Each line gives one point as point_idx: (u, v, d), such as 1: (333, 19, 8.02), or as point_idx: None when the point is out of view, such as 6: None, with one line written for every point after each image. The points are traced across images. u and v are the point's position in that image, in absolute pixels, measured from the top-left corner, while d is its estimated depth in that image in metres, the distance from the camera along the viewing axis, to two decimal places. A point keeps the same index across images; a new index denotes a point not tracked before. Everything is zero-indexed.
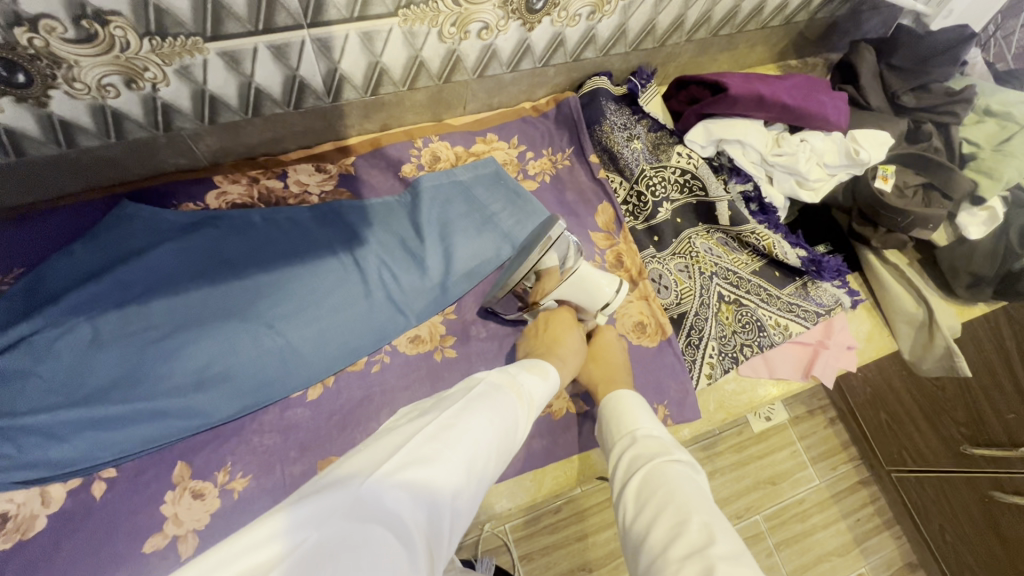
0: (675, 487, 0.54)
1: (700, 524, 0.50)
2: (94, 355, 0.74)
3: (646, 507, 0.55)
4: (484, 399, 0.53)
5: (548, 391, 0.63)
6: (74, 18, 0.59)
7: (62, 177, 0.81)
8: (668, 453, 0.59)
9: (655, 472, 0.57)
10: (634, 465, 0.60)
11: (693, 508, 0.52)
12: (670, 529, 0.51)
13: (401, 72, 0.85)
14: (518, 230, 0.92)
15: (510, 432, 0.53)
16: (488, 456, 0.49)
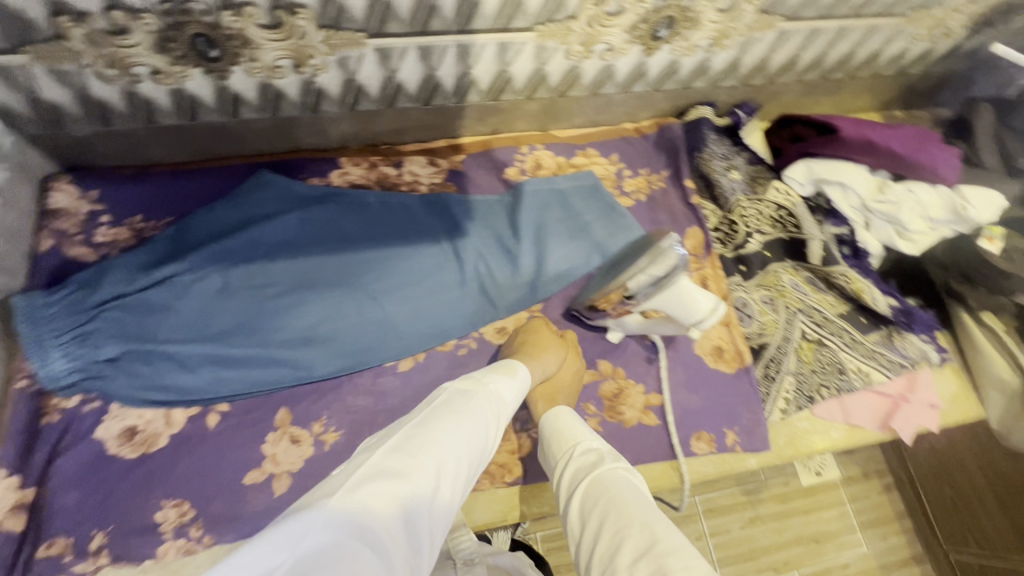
0: (617, 494, 0.59)
1: (642, 526, 0.54)
2: (223, 300, 0.84)
3: (591, 517, 0.59)
4: (449, 413, 0.58)
5: (513, 397, 0.68)
6: (272, 6, 0.69)
7: (217, 143, 0.91)
8: (607, 463, 0.64)
9: (600, 483, 0.61)
10: (578, 480, 0.64)
11: (636, 512, 0.56)
12: (615, 537, 0.55)
13: (524, 82, 0.91)
14: (611, 241, 0.96)
15: (478, 442, 0.59)
16: (456, 462, 0.54)
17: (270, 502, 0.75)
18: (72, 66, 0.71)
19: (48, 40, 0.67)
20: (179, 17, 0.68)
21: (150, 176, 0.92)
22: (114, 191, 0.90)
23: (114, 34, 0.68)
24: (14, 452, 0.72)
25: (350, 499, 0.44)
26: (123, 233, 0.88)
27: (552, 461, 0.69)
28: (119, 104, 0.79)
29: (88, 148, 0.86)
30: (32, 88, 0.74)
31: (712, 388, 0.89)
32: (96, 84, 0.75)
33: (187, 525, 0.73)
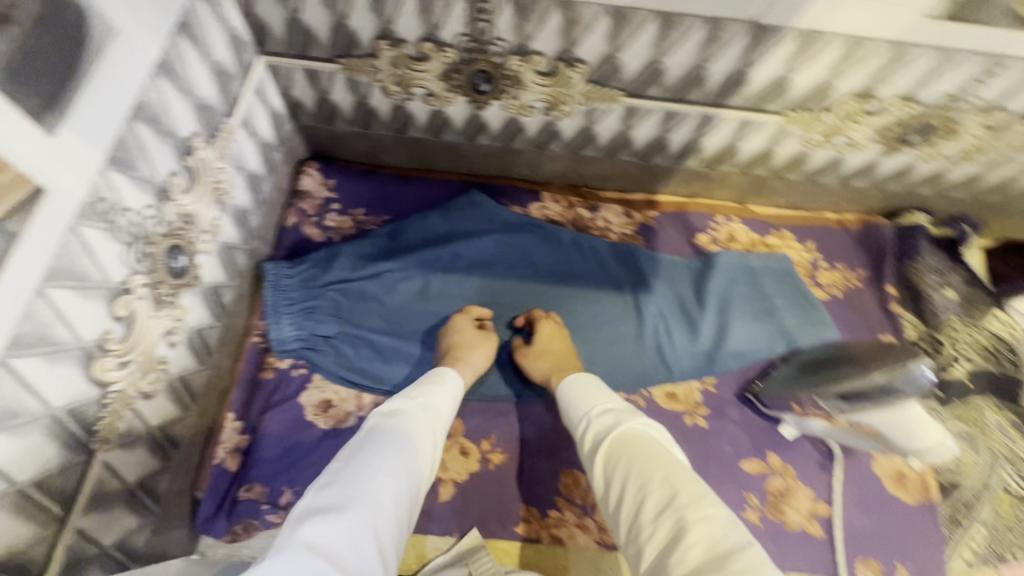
0: (639, 451, 0.58)
1: (662, 477, 0.54)
2: (421, 303, 0.91)
3: (614, 475, 0.58)
4: (376, 432, 0.59)
5: (444, 404, 0.69)
6: (556, 58, 0.74)
7: (443, 159, 0.99)
8: (625, 424, 0.63)
9: (620, 444, 0.60)
10: (601, 440, 0.63)
11: (655, 465, 0.56)
12: (637, 493, 0.55)
13: (747, 158, 0.91)
14: (798, 333, 0.92)
15: (427, 463, 0.58)
16: (394, 483, 0.54)
17: (433, 505, 0.79)
18: (366, 78, 0.81)
19: (361, 56, 0.77)
20: (474, 55, 0.75)
21: (378, 176, 1.01)
22: (347, 183, 1.00)
23: (414, 60, 0.76)
24: (240, 400, 0.81)
25: (295, 548, 0.44)
26: (348, 222, 0.97)
27: (575, 425, 0.69)
28: (385, 113, 0.88)
29: (339, 143, 0.97)
30: (326, 90, 0.84)
31: (889, 515, 0.82)
32: (376, 95, 0.84)
33: None
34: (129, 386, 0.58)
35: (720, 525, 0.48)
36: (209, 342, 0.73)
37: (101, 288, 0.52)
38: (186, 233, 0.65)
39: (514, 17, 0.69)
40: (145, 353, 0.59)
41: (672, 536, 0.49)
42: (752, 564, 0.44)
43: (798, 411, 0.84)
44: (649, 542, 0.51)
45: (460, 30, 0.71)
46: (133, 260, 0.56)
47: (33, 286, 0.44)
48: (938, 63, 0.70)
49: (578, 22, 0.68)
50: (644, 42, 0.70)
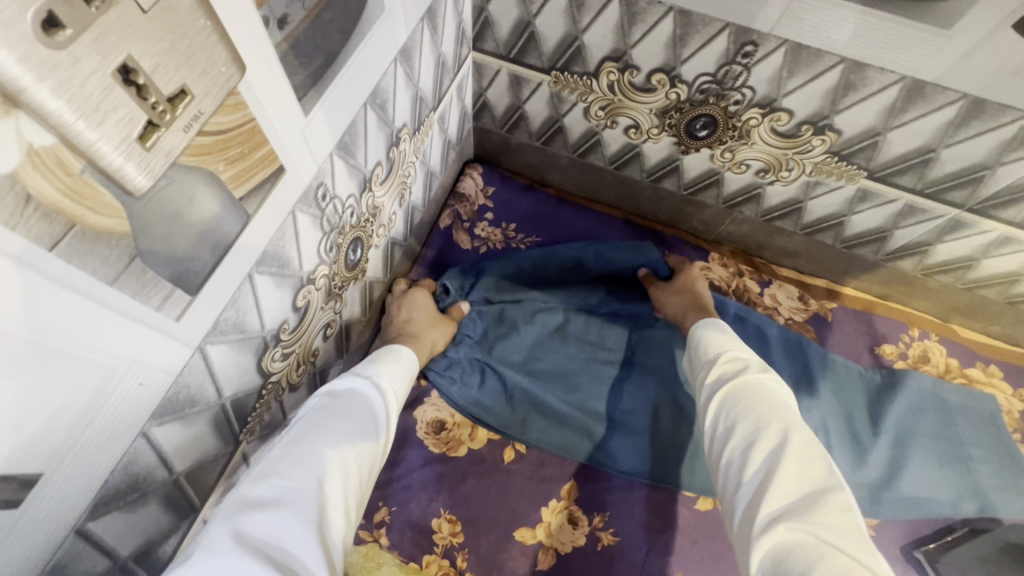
0: (766, 400, 0.51)
1: (779, 427, 0.48)
2: (555, 342, 0.84)
3: (722, 413, 0.52)
4: (341, 407, 0.50)
5: (404, 386, 0.59)
6: (804, 121, 0.63)
7: (612, 192, 0.91)
8: (754, 374, 0.54)
9: (742, 391, 0.52)
10: (715, 386, 0.55)
11: (775, 415, 0.49)
12: (745, 436, 0.48)
13: (982, 275, 0.76)
14: (997, 499, 0.75)
15: (370, 429, 0.50)
16: (346, 460, 0.45)
17: (530, 572, 0.71)
18: (573, 96, 0.74)
19: (579, 73, 0.70)
20: (708, 98, 0.66)
21: (538, 193, 0.95)
22: (505, 194, 0.94)
23: (637, 89, 0.68)
24: None
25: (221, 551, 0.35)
26: (497, 235, 0.92)
27: (699, 363, 0.60)
28: (574, 134, 0.81)
29: (510, 152, 0.92)
30: (522, 99, 0.79)
31: None
32: (574, 115, 0.77)
33: (454, 548, 0.71)
34: (284, 377, 0.54)
35: (825, 494, 0.43)
36: (350, 336, 0.69)
37: (295, 277, 0.48)
38: (369, 227, 0.60)
39: (780, 68, 0.59)
40: (305, 344, 0.55)
41: (769, 475, 0.45)
42: (847, 535, 0.39)
43: None
44: (740, 479, 0.47)
45: (706, 69, 0.62)
46: (325, 250, 0.52)
47: (246, 269, 0.40)
48: None
49: (858, 89, 0.57)
50: (929, 126, 0.58)
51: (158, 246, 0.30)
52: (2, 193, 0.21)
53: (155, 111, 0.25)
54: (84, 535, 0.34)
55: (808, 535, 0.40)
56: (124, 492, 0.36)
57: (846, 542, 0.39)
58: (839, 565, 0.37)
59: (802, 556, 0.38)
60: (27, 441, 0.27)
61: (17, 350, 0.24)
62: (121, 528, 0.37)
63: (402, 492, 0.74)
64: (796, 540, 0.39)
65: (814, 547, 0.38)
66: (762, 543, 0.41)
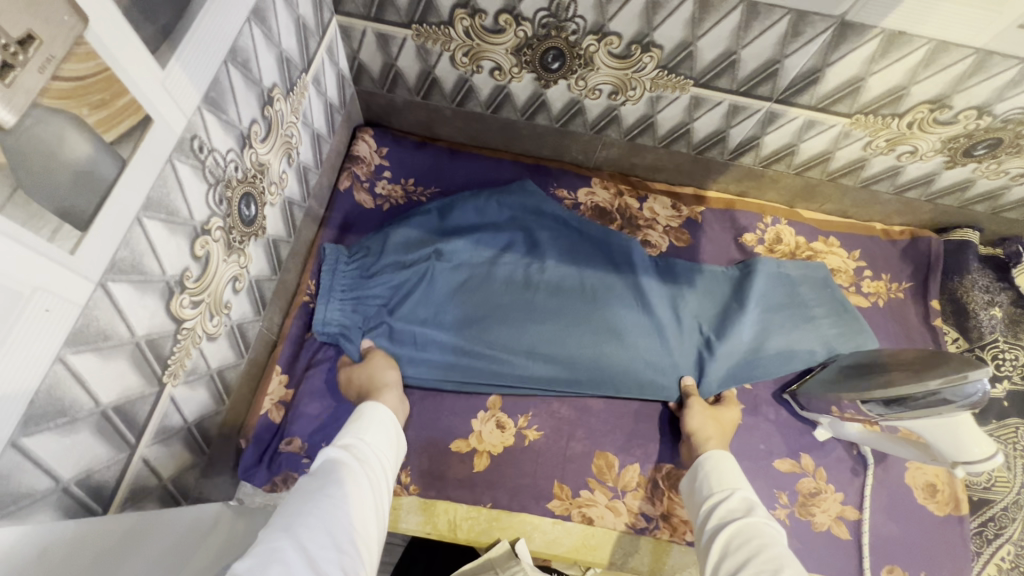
0: (767, 542, 0.58)
1: (787, 571, 0.54)
2: (462, 293, 0.89)
3: (737, 550, 0.59)
4: (318, 480, 0.55)
5: (384, 458, 0.65)
6: (631, 41, 0.74)
7: (497, 136, 0.99)
8: (758, 516, 0.63)
9: (744, 527, 0.61)
10: (724, 526, 0.63)
11: (782, 563, 0.55)
12: (756, 572, 0.55)
13: (805, 159, 0.91)
14: (839, 344, 0.91)
15: (348, 488, 0.55)
16: (334, 519, 0.51)
17: (468, 475, 0.80)
18: (438, 47, 0.81)
19: (437, 23, 0.77)
20: (550, 32, 0.75)
21: (430, 148, 1.01)
22: (398, 152, 1.00)
23: (490, 32, 0.76)
24: (287, 354, 0.82)
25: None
26: (397, 191, 0.98)
27: (703, 503, 0.69)
28: (448, 84, 0.88)
29: (396, 111, 0.98)
30: (393, 56, 0.85)
31: (920, 525, 0.82)
32: (443, 65, 0.84)
33: (397, 468, 0.80)
34: (199, 325, 0.58)
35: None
36: (264, 294, 0.74)
37: (187, 226, 0.53)
38: (258, 183, 0.65)
39: None
40: (214, 295, 0.60)
41: None
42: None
43: (835, 412, 0.82)
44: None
45: (541, 4, 0.71)
46: (214, 202, 0.57)
47: (135, 212, 0.45)
48: (1019, 75, 0.70)
49: (663, 5, 0.68)
50: (725, 31, 0.70)
51: (37, 179, 0.35)
52: None
53: (9, 52, 0.31)
54: (24, 450, 0.39)
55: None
56: (54, 413, 0.41)
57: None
58: None
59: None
60: None
61: None
62: (58, 450, 0.42)
63: None
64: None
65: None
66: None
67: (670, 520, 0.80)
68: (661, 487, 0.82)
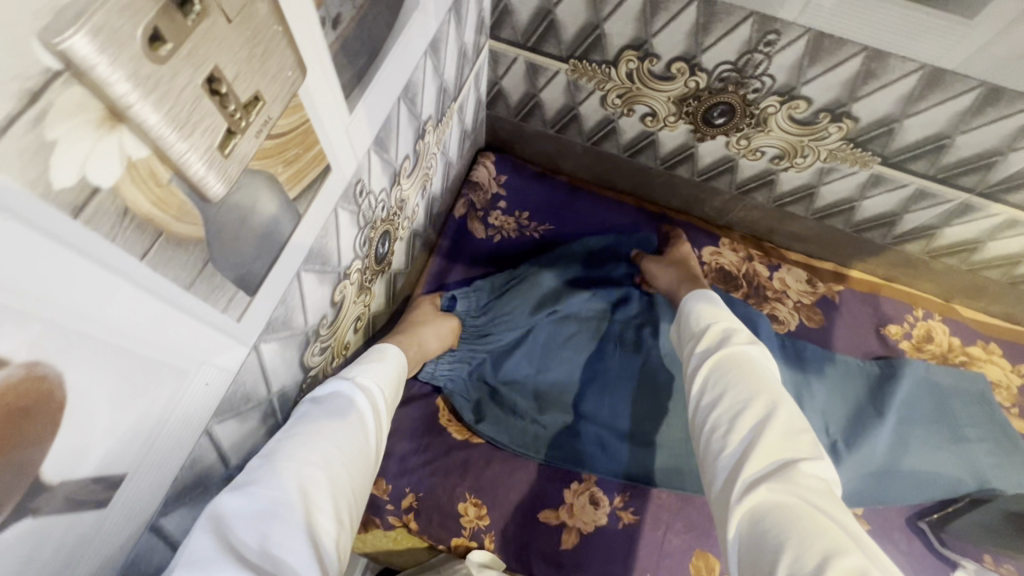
0: (749, 371, 0.48)
1: (766, 398, 0.46)
2: (566, 349, 0.84)
3: (712, 385, 0.49)
4: (324, 413, 0.44)
5: (395, 378, 0.53)
6: (822, 108, 0.64)
7: (626, 179, 0.91)
8: (739, 344, 0.51)
9: (727, 358, 0.50)
10: (705, 357, 0.52)
11: (761, 387, 0.47)
12: (729, 407, 0.46)
13: (988, 256, 0.79)
14: (995, 476, 0.78)
15: (355, 431, 0.44)
16: (333, 473, 0.40)
17: (555, 552, 0.73)
18: (591, 85, 0.74)
19: (599, 61, 0.70)
20: (727, 86, 0.66)
21: (550, 182, 0.95)
22: (517, 183, 0.95)
23: (656, 77, 0.69)
24: None
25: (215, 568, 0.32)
26: (510, 223, 0.93)
27: (687, 338, 0.56)
28: (589, 122, 0.82)
29: (522, 140, 0.92)
30: (539, 87, 0.79)
31: None
32: (590, 103, 0.78)
33: (480, 530, 0.73)
34: (321, 370, 0.54)
35: (803, 460, 0.42)
36: (376, 328, 0.70)
37: (334, 273, 0.48)
38: (396, 220, 0.61)
39: (801, 57, 0.60)
40: (338, 338, 0.56)
41: (753, 445, 0.43)
42: (822, 497, 0.39)
43: (988, 562, 0.75)
44: (716, 448, 0.45)
45: (727, 58, 0.63)
46: (359, 244, 0.52)
47: (296, 268, 0.40)
48: None
49: (878, 77, 0.58)
50: (945, 113, 0.59)
51: (225, 249, 0.30)
52: (104, 207, 0.22)
53: (233, 119, 0.25)
54: (158, 530, 0.35)
55: (793, 499, 0.39)
56: (188, 486, 0.37)
57: (824, 502, 0.39)
58: (823, 529, 0.36)
59: (789, 523, 0.37)
60: (116, 444, 0.28)
61: (107, 357, 0.25)
62: (184, 522, 0.38)
63: (428, 480, 0.76)
64: (772, 498, 0.39)
65: (792, 501, 0.39)
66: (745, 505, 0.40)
67: None
68: None
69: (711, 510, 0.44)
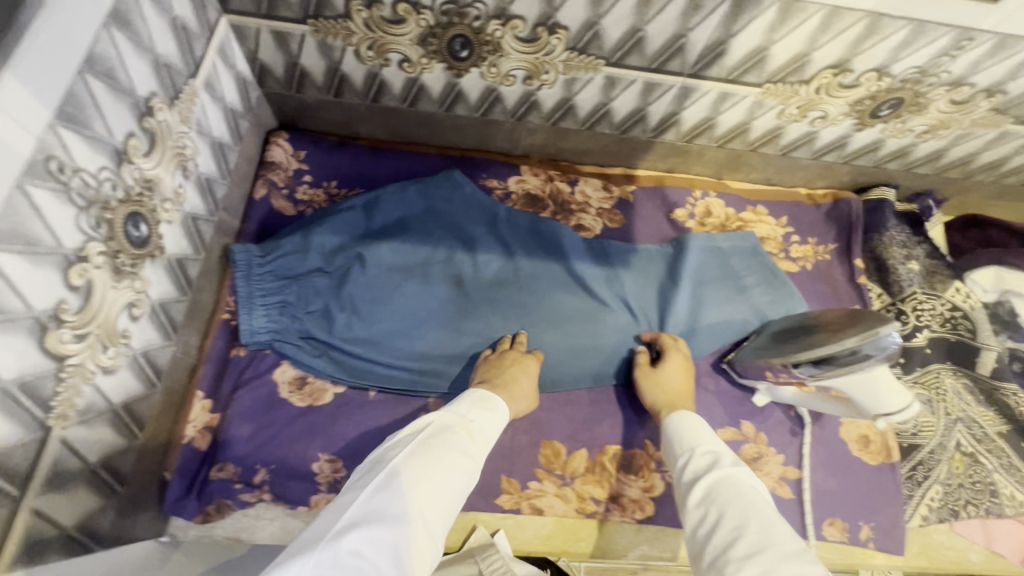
0: (737, 497, 0.58)
1: (758, 527, 0.54)
2: (395, 296, 0.88)
3: (714, 510, 0.58)
4: (440, 445, 0.60)
5: (493, 433, 0.70)
6: (536, 24, 0.73)
7: (419, 130, 0.96)
8: (728, 469, 0.62)
9: (716, 483, 0.61)
10: (695, 476, 0.64)
11: (754, 517, 0.55)
12: (729, 532, 0.55)
13: (724, 131, 0.92)
14: (769, 310, 0.94)
15: (462, 468, 0.60)
16: (446, 501, 0.57)
17: None
18: (339, 41, 0.78)
19: (333, 17, 0.73)
20: (452, 19, 0.73)
21: (352, 149, 0.98)
22: (318, 156, 0.96)
23: (390, 22, 0.73)
24: (208, 375, 0.79)
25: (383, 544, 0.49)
26: (320, 196, 0.94)
27: (676, 458, 0.69)
28: (358, 80, 0.85)
29: (310, 112, 0.93)
30: (296, 54, 0.80)
31: (855, 477, 0.86)
32: (349, 61, 0.81)
33: (338, 481, 0.77)
34: (89, 359, 0.54)
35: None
36: (174, 318, 0.70)
37: (56, 254, 0.49)
38: (148, 200, 0.61)
39: None
40: (105, 324, 0.56)
41: None
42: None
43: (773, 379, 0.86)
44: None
45: None
46: (90, 225, 0.52)
47: None
48: (910, 36, 0.71)
49: None
50: (626, 8, 0.69)
51: None
52: None
53: None
54: None
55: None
56: None
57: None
58: None
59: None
60: None
61: None
62: None
63: (279, 450, 0.77)
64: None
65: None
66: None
67: (620, 501, 0.81)
68: (609, 470, 0.83)
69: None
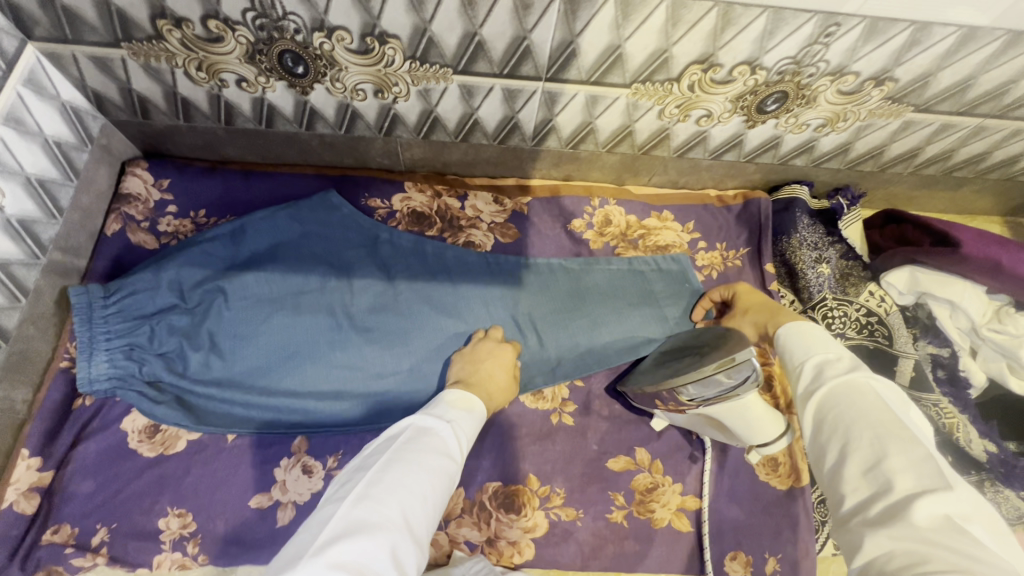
0: (864, 410, 0.48)
1: (874, 439, 0.46)
2: (260, 331, 0.80)
3: (829, 429, 0.49)
4: (413, 449, 0.57)
5: (473, 430, 0.65)
6: (363, 34, 0.66)
7: (289, 149, 0.90)
8: (841, 373, 0.52)
9: (830, 394, 0.51)
10: (808, 386, 0.54)
11: (873, 418, 0.47)
12: (864, 462, 0.45)
13: (609, 135, 0.85)
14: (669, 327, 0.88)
15: (444, 471, 0.57)
16: (428, 503, 0.54)
17: (270, 531, 0.73)
18: (164, 63, 0.72)
19: (146, 39, 0.68)
20: (272, 33, 0.67)
21: (219, 172, 0.91)
22: (182, 183, 0.89)
23: (208, 41, 0.68)
24: (43, 429, 0.74)
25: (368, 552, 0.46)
26: (184, 225, 0.87)
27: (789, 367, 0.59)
28: (202, 103, 0.79)
29: (167, 138, 0.87)
30: (124, 79, 0.75)
31: (760, 504, 0.79)
32: (183, 83, 0.76)
33: (185, 537, 0.72)
34: None
35: (957, 513, 0.40)
36: None
37: None
38: None
39: None
40: None
41: (871, 495, 0.43)
42: (950, 537, 0.39)
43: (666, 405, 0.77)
44: (843, 491, 0.46)
45: (244, 4, 0.63)
46: None
47: None
48: (770, 24, 0.64)
49: None
50: (451, 10, 0.63)
51: None
52: None
53: None
54: None
55: (952, 559, 0.37)
56: None
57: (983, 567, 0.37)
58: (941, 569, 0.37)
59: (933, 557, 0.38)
60: None
61: None
62: None
63: (121, 506, 0.72)
64: (897, 549, 0.40)
65: None
66: (876, 541, 0.41)
67: (497, 544, 0.75)
68: (488, 510, 0.76)
69: (840, 543, 0.45)
